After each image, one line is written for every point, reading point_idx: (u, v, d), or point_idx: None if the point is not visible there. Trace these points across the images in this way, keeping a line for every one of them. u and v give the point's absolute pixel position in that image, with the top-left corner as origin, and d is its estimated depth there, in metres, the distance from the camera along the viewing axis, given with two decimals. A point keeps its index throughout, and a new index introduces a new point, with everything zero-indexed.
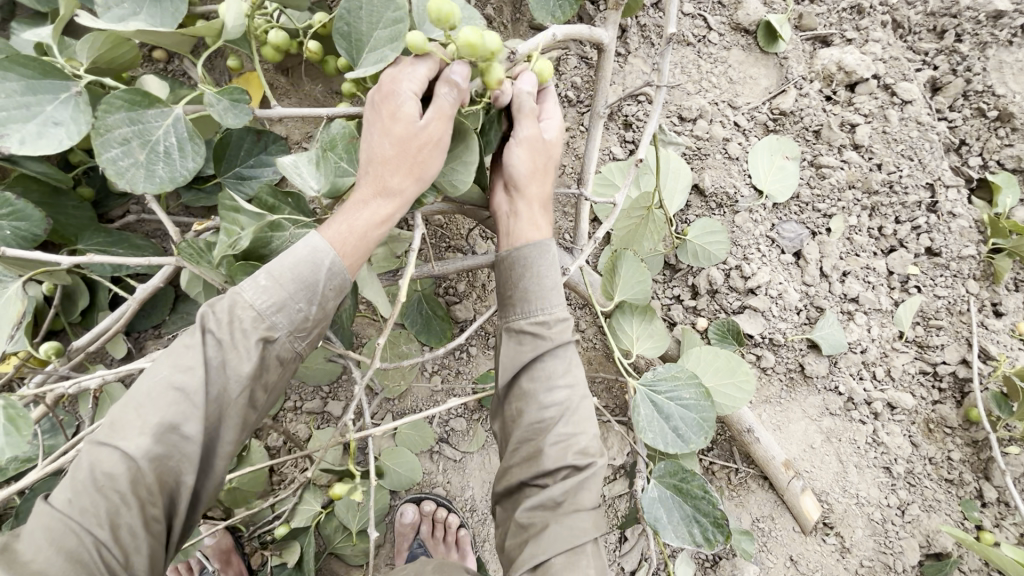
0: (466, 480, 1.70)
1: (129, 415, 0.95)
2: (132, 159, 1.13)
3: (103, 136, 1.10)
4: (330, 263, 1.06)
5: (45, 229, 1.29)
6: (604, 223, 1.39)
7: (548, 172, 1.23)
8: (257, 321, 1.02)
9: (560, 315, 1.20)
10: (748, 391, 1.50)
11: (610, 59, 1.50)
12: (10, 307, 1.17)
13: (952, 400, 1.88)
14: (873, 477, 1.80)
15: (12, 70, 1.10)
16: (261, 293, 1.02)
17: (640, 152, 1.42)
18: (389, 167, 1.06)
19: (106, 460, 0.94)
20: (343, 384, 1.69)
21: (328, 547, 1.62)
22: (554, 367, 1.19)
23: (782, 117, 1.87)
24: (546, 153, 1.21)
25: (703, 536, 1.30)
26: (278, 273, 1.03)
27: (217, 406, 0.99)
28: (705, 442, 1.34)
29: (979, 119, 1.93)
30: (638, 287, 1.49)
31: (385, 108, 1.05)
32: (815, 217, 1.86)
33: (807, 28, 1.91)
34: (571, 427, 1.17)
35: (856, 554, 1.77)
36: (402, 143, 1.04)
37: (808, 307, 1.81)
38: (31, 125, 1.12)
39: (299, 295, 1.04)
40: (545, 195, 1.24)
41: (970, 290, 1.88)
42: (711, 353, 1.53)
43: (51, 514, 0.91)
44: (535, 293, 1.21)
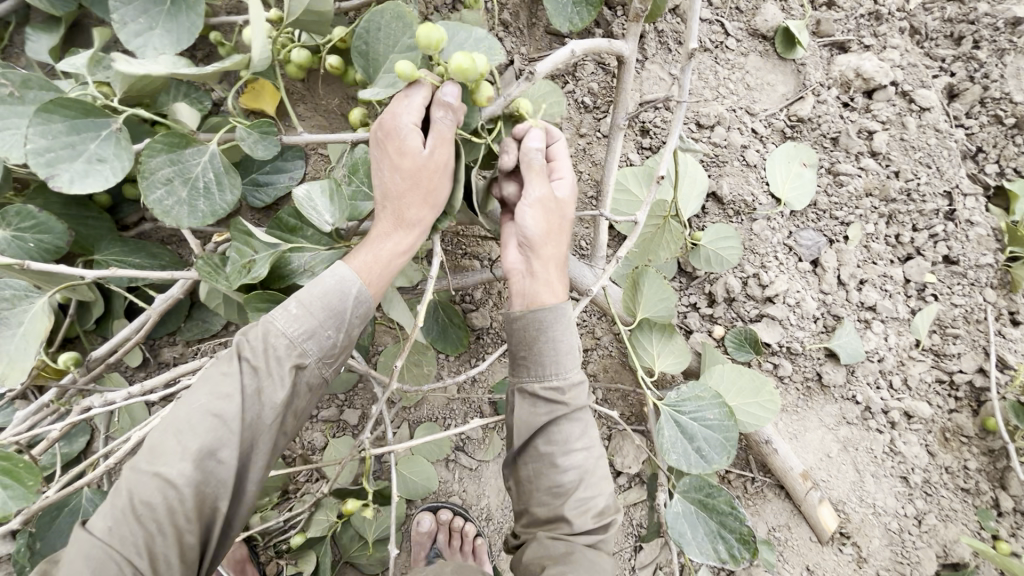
0: (482, 489, 1.70)
1: (167, 441, 0.97)
2: (175, 197, 1.14)
3: (148, 177, 1.11)
4: (357, 291, 1.10)
5: (68, 240, 1.28)
6: (625, 241, 1.40)
7: (560, 229, 1.22)
8: (289, 347, 1.04)
9: (576, 380, 1.20)
10: (773, 411, 1.50)
11: (631, 70, 1.50)
12: (39, 321, 1.18)
13: (968, 409, 1.88)
14: (890, 486, 1.79)
15: (56, 113, 1.09)
16: (292, 322, 1.05)
17: (663, 167, 1.38)
18: (402, 199, 1.08)
19: (143, 489, 0.95)
20: (360, 392, 1.67)
21: (344, 556, 1.61)
22: (569, 431, 1.19)
23: (800, 124, 1.86)
24: (557, 212, 1.20)
25: (729, 552, 1.29)
26: (309, 301, 1.06)
27: (251, 432, 1.01)
28: (728, 463, 1.32)
29: (996, 126, 1.92)
30: (662, 304, 1.47)
31: (391, 145, 1.05)
32: (833, 225, 1.85)
33: (824, 34, 1.90)
34: (589, 490, 1.18)
35: (873, 563, 1.76)
36: (411, 175, 1.06)
37: (825, 316, 1.80)
38: (80, 162, 1.12)
39: (328, 323, 1.07)
40: (562, 245, 1.24)
41: (987, 298, 1.87)
42: (736, 371, 1.51)
43: (90, 542, 0.92)
44: (560, 353, 1.20)
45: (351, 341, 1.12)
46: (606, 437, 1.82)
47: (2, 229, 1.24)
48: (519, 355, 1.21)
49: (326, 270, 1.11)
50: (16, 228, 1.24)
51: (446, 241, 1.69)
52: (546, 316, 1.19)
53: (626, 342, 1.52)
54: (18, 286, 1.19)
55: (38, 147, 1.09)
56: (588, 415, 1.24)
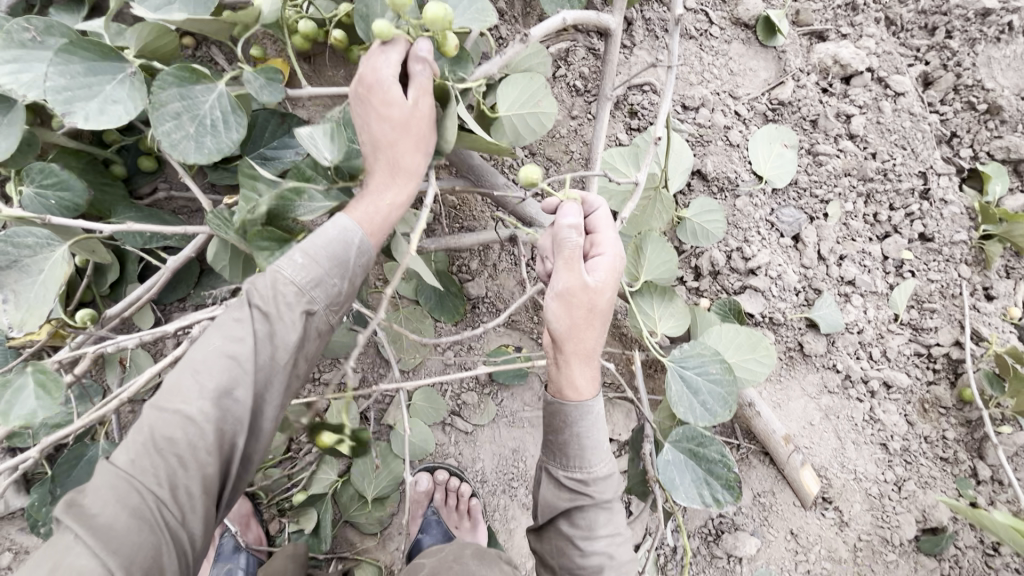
0: (477, 453, 1.77)
1: (185, 381, 1.03)
2: (183, 131, 1.21)
3: (159, 109, 1.19)
4: (358, 240, 1.13)
5: (86, 199, 1.36)
6: (627, 204, 1.45)
7: (590, 319, 1.16)
8: (298, 296, 1.08)
9: (603, 474, 1.21)
10: (769, 363, 1.52)
11: (615, 44, 1.64)
12: (60, 268, 1.24)
13: (946, 381, 1.94)
14: (871, 453, 1.86)
15: (75, 54, 1.18)
16: (300, 271, 1.08)
17: (659, 130, 1.48)
18: (398, 151, 1.12)
19: (166, 424, 1.00)
20: (361, 356, 1.74)
21: (344, 514, 1.67)
22: (595, 518, 1.22)
23: (781, 107, 1.95)
24: (586, 303, 1.14)
25: (713, 496, 1.34)
26: (314, 252, 1.09)
27: (264, 374, 1.07)
28: (730, 416, 1.36)
29: (969, 112, 2.02)
30: (665, 266, 1.52)
31: (375, 99, 1.10)
32: (813, 203, 1.94)
33: (804, 23, 2.00)
34: (617, 573, 1.20)
35: (855, 527, 1.83)
36: (401, 124, 1.10)
37: (806, 289, 1.88)
38: (94, 102, 1.20)
39: (333, 273, 1.11)
40: (603, 332, 1.19)
41: (962, 274, 1.95)
42: (731, 330, 1.52)
43: (115, 472, 0.97)
44: (588, 446, 1.21)
45: (353, 286, 1.16)
46: None
47: (27, 186, 1.32)
48: (552, 442, 1.25)
49: (326, 222, 1.13)
50: (39, 185, 1.33)
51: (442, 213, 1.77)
52: (575, 414, 1.20)
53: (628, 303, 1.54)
54: (40, 235, 1.22)
55: (56, 84, 1.17)
56: (618, 503, 1.26)
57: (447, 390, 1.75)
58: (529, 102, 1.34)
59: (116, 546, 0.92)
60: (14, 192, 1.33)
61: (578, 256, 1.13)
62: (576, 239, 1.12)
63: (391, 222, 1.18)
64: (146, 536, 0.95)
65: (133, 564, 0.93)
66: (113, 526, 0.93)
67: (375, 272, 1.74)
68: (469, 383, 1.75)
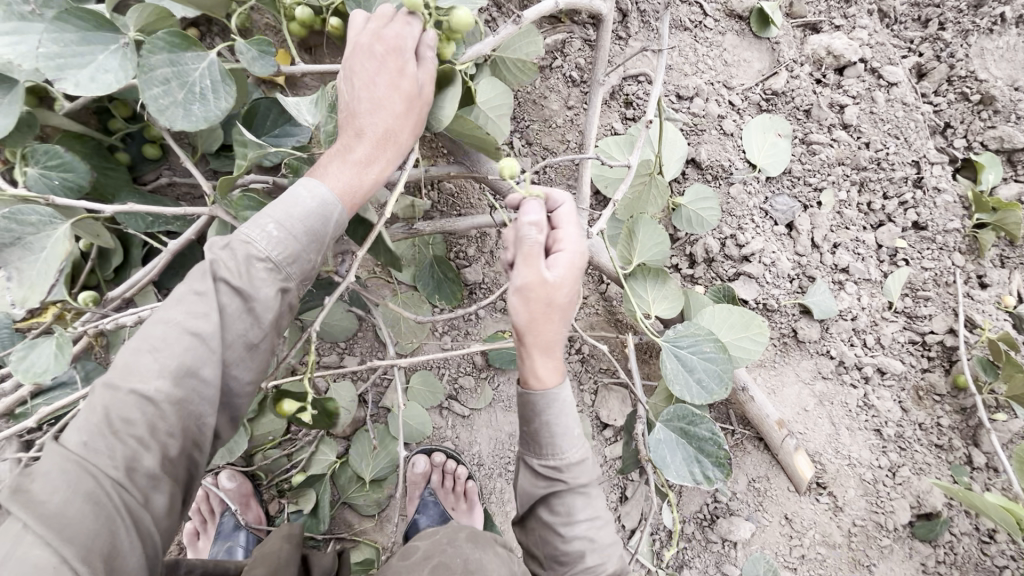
0: (474, 436, 1.80)
1: (142, 359, 0.93)
2: (171, 97, 1.17)
3: (147, 74, 1.14)
4: (338, 213, 1.10)
5: (90, 181, 1.41)
6: (621, 185, 1.46)
7: (551, 316, 1.10)
8: (273, 273, 1.03)
9: (576, 459, 1.17)
10: (763, 342, 1.55)
11: (608, 28, 1.67)
12: (61, 244, 1.27)
13: (941, 368, 1.94)
14: (865, 439, 1.88)
15: (70, 23, 1.15)
16: (275, 245, 1.03)
17: (649, 113, 1.51)
18: (398, 124, 1.10)
19: (121, 404, 0.90)
20: (360, 340, 1.78)
21: (342, 496, 1.70)
22: (573, 503, 1.18)
23: (774, 98, 1.98)
24: (545, 300, 1.08)
25: (704, 473, 1.36)
26: (290, 225, 1.04)
27: (233, 350, 0.99)
28: (727, 393, 1.38)
29: (963, 103, 2.01)
30: (656, 248, 1.57)
31: (393, 62, 1.07)
32: (807, 191, 1.96)
33: (797, 15, 2.03)
34: (597, 558, 1.18)
35: (849, 513, 1.84)
36: (410, 99, 1.10)
37: (800, 276, 1.91)
38: (85, 71, 1.17)
39: (308, 248, 1.07)
40: (566, 325, 1.14)
41: (956, 262, 1.95)
42: (723, 311, 1.56)
43: (65, 456, 0.86)
44: (559, 434, 1.15)
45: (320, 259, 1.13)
46: (593, 391, 1.91)
47: (31, 167, 1.37)
48: (525, 431, 1.19)
49: (297, 191, 1.07)
50: (43, 166, 1.37)
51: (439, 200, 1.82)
52: (541, 402, 1.14)
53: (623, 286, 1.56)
54: (44, 213, 1.24)
55: (49, 51, 1.14)
56: (596, 488, 1.21)
57: (444, 374, 1.78)
58: (495, 109, 1.40)
59: (71, 536, 0.81)
60: (19, 173, 1.37)
61: (538, 253, 1.08)
62: (537, 235, 1.06)
63: (371, 194, 1.14)
64: (104, 523, 0.84)
65: (92, 555, 0.82)
66: (66, 513, 0.82)
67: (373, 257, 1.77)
68: (466, 367, 1.77)
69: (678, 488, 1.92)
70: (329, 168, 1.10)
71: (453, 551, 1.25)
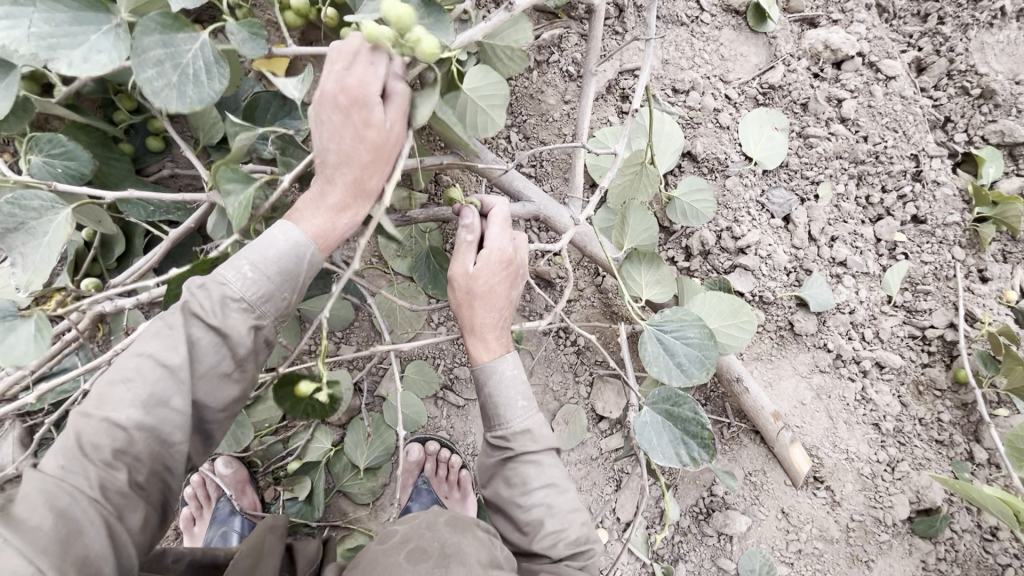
0: (469, 425, 1.84)
1: (116, 389, 0.96)
2: (165, 79, 1.16)
3: (139, 56, 1.13)
4: (311, 253, 1.10)
5: (92, 168, 1.45)
6: (608, 172, 1.49)
7: (476, 299, 1.30)
8: (247, 313, 1.04)
9: (522, 429, 1.29)
10: (750, 330, 1.61)
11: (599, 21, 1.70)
12: (63, 229, 1.30)
13: (941, 363, 1.90)
14: (863, 433, 1.86)
15: (60, 3, 1.13)
16: (249, 286, 1.04)
17: (636, 102, 1.53)
18: (365, 172, 1.10)
19: (93, 431, 0.93)
20: (356, 329, 1.81)
21: (337, 484, 1.72)
22: (526, 473, 1.29)
23: (771, 91, 1.99)
24: (466, 285, 1.29)
25: (689, 455, 1.37)
26: (263, 267, 1.05)
27: (200, 381, 1.01)
28: (707, 377, 1.44)
29: (963, 97, 1.95)
30: (645, 234, 1.62)
31: (358, 115, 1.05)
32: (804, 184, 1.96)
33: (794, 10, 2.01)
34: (558, 523, 1.28)
35: (847, 507, 1.83)
36: (378, 145, 1.08)
37: (797, 269, 1.91)
38: (79, 50, 1.14)
39: (283, 288, 1.07)
40: (496, 310, 1.32)
41: (956, 256, 1.91)
42: (714, 298, 1.62)
43: (41, 478, 0.89)
44: (502, 404, 1.31)
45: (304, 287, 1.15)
46: (588, 383, 1.91)
47: (36, 155, 1.40)
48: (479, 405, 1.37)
49: (272, 233, 1.08)
50: (47, 154, 1.40)
51: (437, 193, 1.88)
52: (481, 374, 1.32)
53: (616, 271, 1.61)
54: (46, 198, 1.28)
55: (40, 32, 1.11)
56: (549, 456, 1.32)
57: (440, 364, 1.80)
58: (489, 97, 1.35)
59: (45, 547, 0.82)
60: (24, 161, 1.40)
61: (468, 249, 1.31)
62: (467, 236, 1.32)
63: (347, 235, 1.16)
64: (78, 534, 0.86)
65: (65, 562, 0.82)
66: (42, 528, 0.83)
67: (370, 249, 1.81)
68: (462, 358, 1.80)
69: (673, 481, 1.93)
70: (302, 211, 1.12)
71: (431, 535, 1.26)
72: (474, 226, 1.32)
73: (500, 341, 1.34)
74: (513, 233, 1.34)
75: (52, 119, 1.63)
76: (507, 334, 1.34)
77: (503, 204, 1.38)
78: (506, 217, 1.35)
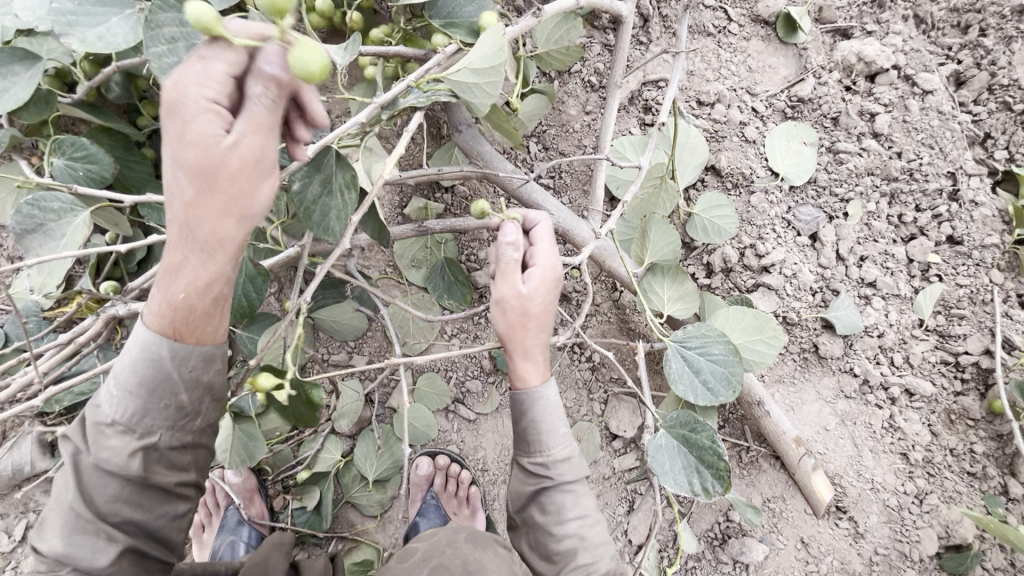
0: (479, 441, 1.81)
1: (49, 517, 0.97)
2: (176, 58, 1.09)
3: (153, 31, 1.06)
4: (169, 353, 0.94)
5: (112, 172, 1.45)
6: (631, 187, 1.46)
7: (530, 323, 1.20)
8: (125, 435, 0.95)
9: (563, 458, 1.25)
10: (775, 345, 1.56)
11: (627, 31, 1.66)
12: (79, 233, 1.30)
13: (975, 392, 1.80)
14: (889, 463, 1.79)
15: None
16: (116, 407, 0.95)
17: (662, 116, 1.48)
18: (194, 214, 0.83)
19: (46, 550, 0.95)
20: (369, 339, 1.80)
21: (345, 495, 1.71)
22: (562, 501, 1.26)
23: (801, 105, 1.91)
24: (523, 310, 1.18)
25: (701, 485, 1.33)
26: (125, 381, 0.94)
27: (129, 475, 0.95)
28: (733, 396, 1.41)
29: (1005, 112, 1.85)
30: (666, 247, 1.55)
31: (173, 127, 0.78)
32: (832, 202, 1.88)
33: (827, 21, 1.94)
34: (589, 556, 1.24)
35: (871, 540, 1.76)
36: (199, 172, 0.79)
37: (823, 289, 1.84)
38: (96, 29, 1.14)
39: (155, 395, 0.95)
40: (545, 332, 1.24)
41: (993, 279, 1.82)
42: (737, 312, 1.58)
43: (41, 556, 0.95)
44: (544, 432, 1.25)
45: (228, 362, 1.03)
46: (602, 401, 1.87)
47: (58, 157, 1.42)
48: (514, 429, 1.30)
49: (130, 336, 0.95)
50: (70, 157, 1.42)
51: (456, 204, 1.86)
52: (528, 399, 1.25)
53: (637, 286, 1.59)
54: (65, 200, 1.29)
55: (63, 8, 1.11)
56: (583, 485, 1.29)
57: (451, 377, 1.79)
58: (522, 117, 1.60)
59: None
60: (46, 163, 1.42)
61: (514, 269, 1.20)
62: (513, 254, 1.18)
63: (193, 310, 0.91)
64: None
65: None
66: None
67: (386, 259, 1.80)
68: (474, 372, 1.78)
69: (687, 505, 1.88)
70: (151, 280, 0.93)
71: (452, 552, 1.26)
72: (518, 243, 1.19)
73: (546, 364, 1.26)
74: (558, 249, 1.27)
75: (76, 122, 1.65)
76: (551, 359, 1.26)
77: (547, 219, 1.28)
78: (552, 234, 1.26)
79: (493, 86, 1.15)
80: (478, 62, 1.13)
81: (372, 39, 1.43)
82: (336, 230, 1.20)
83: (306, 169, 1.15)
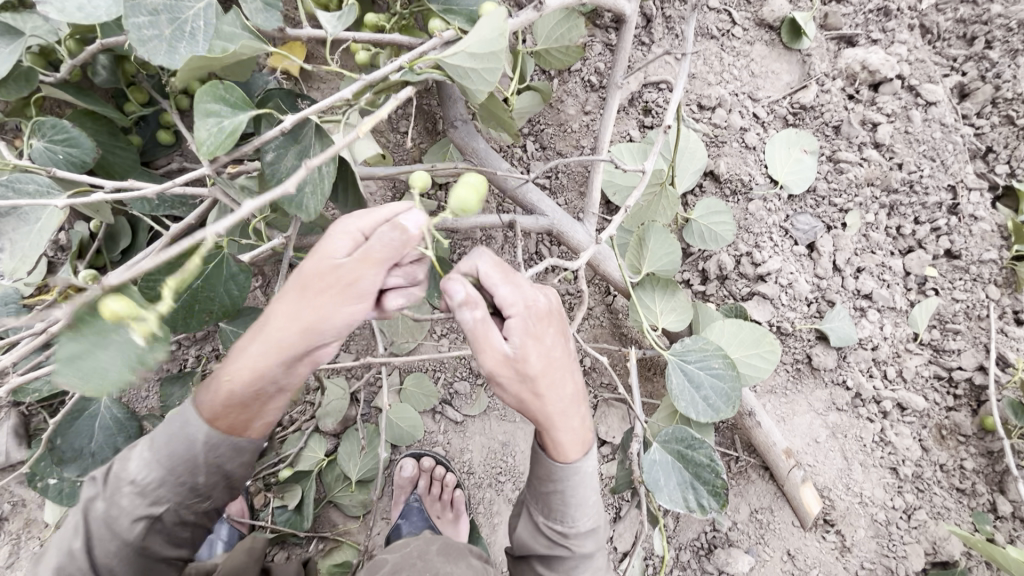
0: (465, 443, 1.79)
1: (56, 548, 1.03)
2: (157, 31, 1.07)
3: (134, 1, 1.04)
4: (205, 438, 0.99)
5: (94, 156, 1.42)
6: (635, 192, 1.39)
7: (541, 381, 0.99)
8: (137, 498, 1.00)
9: (587, 530, 1.17)
10: (772, 359, 1.55)
11: (631, 30, 1.62)
12: (55, 218, 1.26)
13: (967, 408, 1.79)
14: (879, 477, 1.78)
15: None
16: (141, 469, 1.01)
17: (668, 119, 1.44)
18: (279, 317, 0.94)
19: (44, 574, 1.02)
20: (358, 337, 1.79)
21: (328, 494, 1.70)
22: (573, 564, 1.19)
23: (803, 112, 1.89)
24: (526, 371, 0.98)
25: (698, 501, 1.31)
26: (158, 449, 1.01)
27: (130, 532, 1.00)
28: (733, 412, 1.39)
29: (1007, 127, 1.81)
30: (667, 258, 1.54)
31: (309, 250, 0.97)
32: (831, 212, 1.86)
33: (832, 27, 1.90)
34: None
35: (857, 554, 1.75)
36: (308, 283, 0.94)
37: (819, 300, 1.82)
38: (77, 1, 1.10)
39: (177, 475, 1.00)
40: (563, 388, 1.03)
41: (990, 295, 1.79)
42: (735, 326, 1.55)
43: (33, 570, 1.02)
44: (574, 503, 1.14)
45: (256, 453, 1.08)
46: (592, 406, 1.85)
47: (37, 139, 1.38)
48: (538, 490, 1.18)
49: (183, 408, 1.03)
50: (49, 139, 1.38)
51: (448, 201, 1.84)
52: (564, 472, 1.11)
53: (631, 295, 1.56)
54: (41, 182, 1.25)
55: None
56: (600, 550, 1.23)
57: (439, 377, 1.76)
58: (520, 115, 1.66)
59: None
60: (24, 144, 1.38)
61: (487, 327, 0.96)
62: (472, 313, 0.95)
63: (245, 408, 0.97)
64: None
65: None
66: None
67: None
68: (463, 373, 1.75)
69: (675, 514, 1.87)
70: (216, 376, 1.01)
71: (423, 565, 1.25)
72: (474, 299, 0.95)
73: (574, 429, 1.08)
74: (523, 280, 1.03)
75: (62, 105, 1.63)
76: (582, 415, 1.07)
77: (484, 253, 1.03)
78: (500, 267, 1.01)
79: (490, 72, 1.12)
80: (477, 47, 1.09)
81: (368, 24, 1.38)
82: (312, 208, 1.14)
83: (282, 141, 1.13)
